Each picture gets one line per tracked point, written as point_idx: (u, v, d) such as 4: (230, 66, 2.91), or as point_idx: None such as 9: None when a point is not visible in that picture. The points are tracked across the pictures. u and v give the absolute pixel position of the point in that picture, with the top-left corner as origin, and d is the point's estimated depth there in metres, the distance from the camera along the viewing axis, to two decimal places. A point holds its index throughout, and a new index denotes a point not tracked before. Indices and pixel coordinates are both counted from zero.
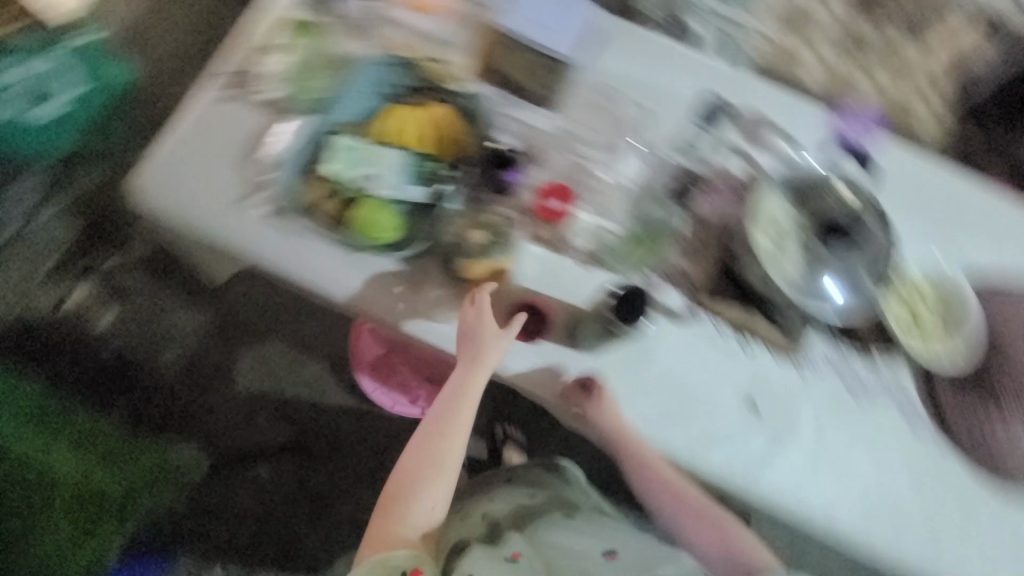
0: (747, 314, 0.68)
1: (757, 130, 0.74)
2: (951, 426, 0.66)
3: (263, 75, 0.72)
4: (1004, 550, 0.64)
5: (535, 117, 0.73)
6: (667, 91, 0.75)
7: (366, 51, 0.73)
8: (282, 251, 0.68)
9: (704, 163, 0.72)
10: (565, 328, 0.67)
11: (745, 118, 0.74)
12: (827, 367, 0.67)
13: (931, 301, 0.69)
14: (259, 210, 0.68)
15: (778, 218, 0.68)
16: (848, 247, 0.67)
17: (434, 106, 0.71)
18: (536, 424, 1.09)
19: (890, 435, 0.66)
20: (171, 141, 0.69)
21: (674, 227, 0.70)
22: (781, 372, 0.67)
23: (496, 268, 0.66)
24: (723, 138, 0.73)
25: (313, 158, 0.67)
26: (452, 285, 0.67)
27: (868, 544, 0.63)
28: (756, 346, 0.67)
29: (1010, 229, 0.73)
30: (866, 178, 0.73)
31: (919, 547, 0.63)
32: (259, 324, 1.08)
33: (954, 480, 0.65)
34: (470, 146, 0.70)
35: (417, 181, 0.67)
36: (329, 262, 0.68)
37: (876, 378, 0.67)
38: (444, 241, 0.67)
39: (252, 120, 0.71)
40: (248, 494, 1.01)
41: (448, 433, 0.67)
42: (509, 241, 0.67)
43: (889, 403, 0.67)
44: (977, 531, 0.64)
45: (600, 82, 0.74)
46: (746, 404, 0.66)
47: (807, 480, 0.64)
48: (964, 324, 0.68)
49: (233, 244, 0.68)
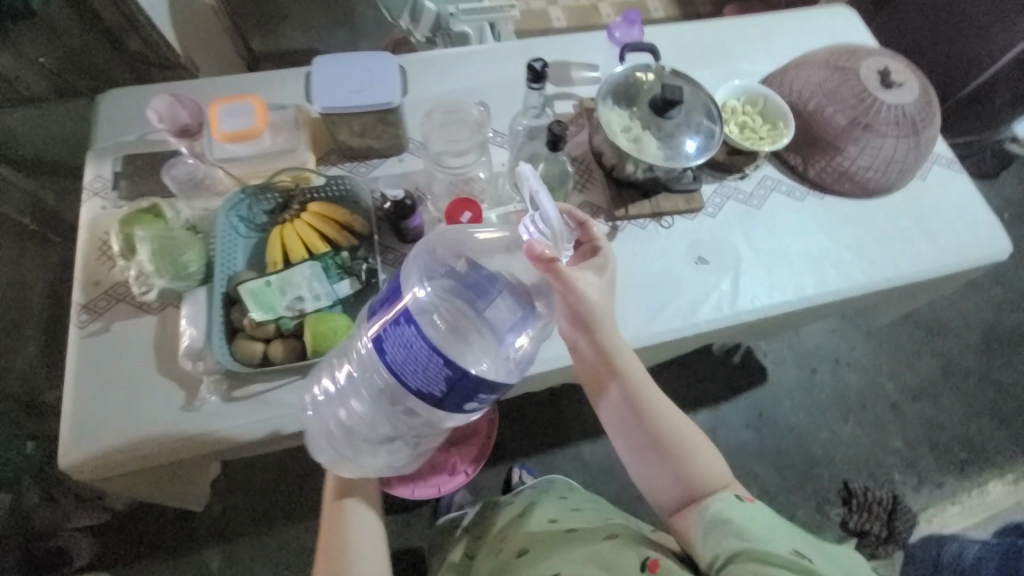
0: (393, 236, 0.90)
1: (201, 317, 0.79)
2: (628, 203, 0.96)
3: (136, 280, 0.79)
4: (698, 270, 0.94)
5: (301, 270, 0.82)
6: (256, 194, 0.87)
7: (214, 215, 0.86)
8: (151, 444, 0.76)
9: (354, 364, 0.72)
10: (632, 449, 0.77)
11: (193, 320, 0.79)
12: (720, 200, 1.01)
13: (749, 111, 1.02)
14: (201, 400, 0.77)
15: (657, 222, 0.97)
16: (669, 134, 0.91)
17: (309, 206, 0.88)
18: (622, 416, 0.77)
19: (695, 284, 0.93)
20: (98, 410, 0.77)
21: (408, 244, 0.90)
22: (700, 223, 0.98)
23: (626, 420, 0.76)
24: (406, 178, 0.95)
25: (233, 316, 0.79)
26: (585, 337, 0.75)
27: (703, 316, 0.91)
28: (670, 218, 0.97)
29: (449, 71, 1.04)
30: (612, 223, 0.96)
31: (717, 307, 0.91)
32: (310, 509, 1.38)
33: (681, 274, 0.93)
34: (347, 237, 0.87)
35: (338, 278, 0.84)
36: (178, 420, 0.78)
37: (670, 229, 0.97)
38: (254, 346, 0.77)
39: (147, 359, 0.79)
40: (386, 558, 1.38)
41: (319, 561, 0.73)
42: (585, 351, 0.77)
43: (733, 224, 1.00)
44: (699, 277, 0.94)
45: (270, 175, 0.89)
46: (699, 261, 0.95)
47: (700, 302, 0.91)
48: (782, 114, 1.01)
49: None
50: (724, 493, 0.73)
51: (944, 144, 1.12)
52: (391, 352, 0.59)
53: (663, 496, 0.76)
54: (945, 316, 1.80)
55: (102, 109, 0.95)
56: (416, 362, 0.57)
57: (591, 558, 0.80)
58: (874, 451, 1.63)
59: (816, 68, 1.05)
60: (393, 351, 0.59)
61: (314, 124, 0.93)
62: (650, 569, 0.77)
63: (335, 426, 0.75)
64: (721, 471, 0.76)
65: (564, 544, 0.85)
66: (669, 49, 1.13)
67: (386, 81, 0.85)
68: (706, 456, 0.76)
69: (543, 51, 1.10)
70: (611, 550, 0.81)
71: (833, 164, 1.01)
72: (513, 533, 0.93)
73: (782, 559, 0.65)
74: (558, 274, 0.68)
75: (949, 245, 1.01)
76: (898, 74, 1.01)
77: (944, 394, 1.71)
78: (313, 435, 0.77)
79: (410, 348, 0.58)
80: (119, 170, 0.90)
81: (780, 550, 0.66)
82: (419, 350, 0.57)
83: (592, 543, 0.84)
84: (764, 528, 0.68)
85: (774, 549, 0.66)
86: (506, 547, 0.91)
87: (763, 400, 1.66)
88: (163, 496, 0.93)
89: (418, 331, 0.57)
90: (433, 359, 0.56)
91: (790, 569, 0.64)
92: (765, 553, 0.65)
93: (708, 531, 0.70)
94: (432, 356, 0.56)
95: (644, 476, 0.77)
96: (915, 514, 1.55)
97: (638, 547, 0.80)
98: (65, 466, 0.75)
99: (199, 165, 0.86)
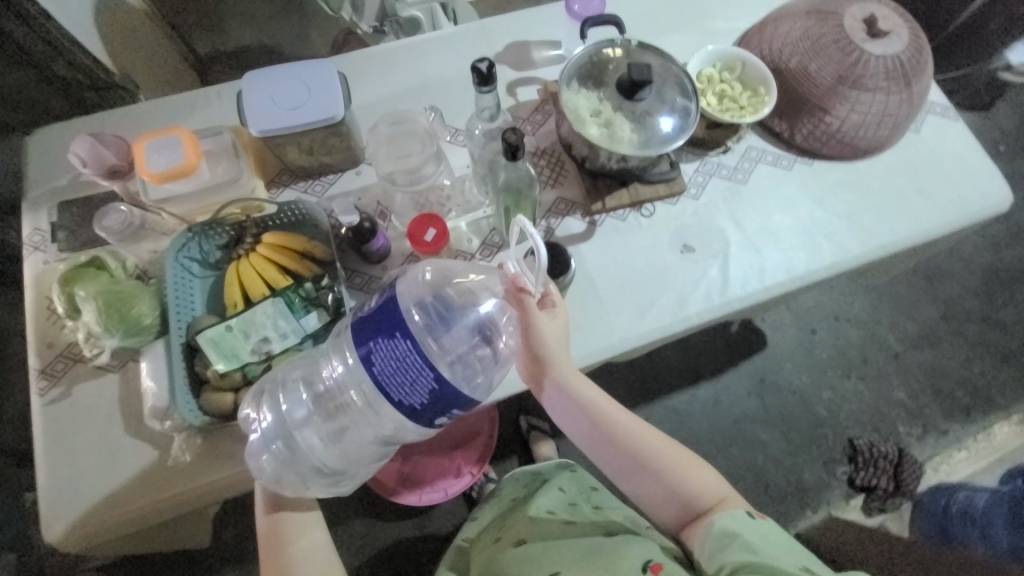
0: (358, 259, 0.85)
1: (160, 370, 0.74)
2: (605, 192, 0.90)
3: (88, 341, 0.74)
4: (681, 262, 0.89)
5: (262, 309, 0.76)
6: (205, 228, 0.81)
7: (160, 253, 0.81)
8: (127, 507, 0.72)
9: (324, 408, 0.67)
10: (613, 466, 0.77)
11: (153, 374, 0.74)
12: (703, 178, 0.95)
13: (726, 78, 0.95)
14: (174, 457, 0.74)
15: (638, 211, 0.92)
16: (642, 114, 0.83)
17: (262, 237, 0.81)
18: (599, 434, 0.76)
19: (680, 277, 0.88)
20: (68, 479, 0.73)
21: (374, 263, 0.85)
22: (684, 207, 0.93)
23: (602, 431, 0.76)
24: (365, 191, 0.88)
25: (197, 366, 0.74)
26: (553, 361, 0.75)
27: (692, 311, 0.86)
28: (650, 206, 0.92)
29: (397, 67, 0.96)
30: (588, 217, 0.91)
31: (707, 298, 0.87)
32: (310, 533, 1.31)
33: (665, 267, 0.88)
34: (309, 267, 0.81)
35: (304, 310, 0.77)
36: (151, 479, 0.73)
37: (651, 217, 0.91)
38: (220, 397, 0.72)
39: (114, 419, 0.76)
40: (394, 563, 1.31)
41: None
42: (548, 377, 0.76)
43: (719, 203, 0.94)
44: (683, 270, 0.88)
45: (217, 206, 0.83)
46: (684, 249, 0.90)
47: (688, 296, 0.87)
48: (762, 78, 0.93)
49: None
50: (729, 508, 0.71)
51: (938, 90, 1.04)
52: (378, 364, 0.58)
53: (663, 513, 0.75)
54: (946, 260, 1.71)
55: (30, 152, 0.87)
56: (404, 374, 0.56)
57: (590, 557, 0.75)
58: (879, 404, 1.56)
59: (797, 19, 0.96)
60: (382, 363, 0.57)
61: (255, 146, 0.87)
62: (652, 571, 0.71)
63: (273, 458, 0.66)
64: (720, 485, 0.74)
65: (561, 538, 0.80)
66: (632, 19, 1.05)
67: (326, 95, 0.77)
68: (698, 476, 0.74)
69: (497, 32, 1.00)
70: (612, 549, 0.75)
71: (820, 126, 0.94)
72: (509, 524, 0.87)
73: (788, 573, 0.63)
74: (531, 312, 0.71)
75: (947, 204, 0.95)
76: (885, 20, 0.92)
77: (947, 339, 1.63)
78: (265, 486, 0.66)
79: (400, 361, 0.57)
80: (57, 220, 0.84)
81: (785, 563, 0.64)
82: (412, 362, 0.56)
83: (591, 540, 0.78)
84: (770, 545, 0.66)
85: (779, 563, 0.64)
86: (502, 539, 0.85)
87: (764, 365, 1.58)
88: (164, 545, 0.89)
89: (413, 345, 0.56)
90: (426, 372, 0.56)
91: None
92: (772, 567, 0.63)
93: (713, 546, 0.68)
94: (423, 368, 0.56)
95: (640, 494, 0.76)
96: (922, 465, 1.50)
97: (642, 548, 0.74)
98: (49, 539, 0.71)
99: (134, 210, 0.78)
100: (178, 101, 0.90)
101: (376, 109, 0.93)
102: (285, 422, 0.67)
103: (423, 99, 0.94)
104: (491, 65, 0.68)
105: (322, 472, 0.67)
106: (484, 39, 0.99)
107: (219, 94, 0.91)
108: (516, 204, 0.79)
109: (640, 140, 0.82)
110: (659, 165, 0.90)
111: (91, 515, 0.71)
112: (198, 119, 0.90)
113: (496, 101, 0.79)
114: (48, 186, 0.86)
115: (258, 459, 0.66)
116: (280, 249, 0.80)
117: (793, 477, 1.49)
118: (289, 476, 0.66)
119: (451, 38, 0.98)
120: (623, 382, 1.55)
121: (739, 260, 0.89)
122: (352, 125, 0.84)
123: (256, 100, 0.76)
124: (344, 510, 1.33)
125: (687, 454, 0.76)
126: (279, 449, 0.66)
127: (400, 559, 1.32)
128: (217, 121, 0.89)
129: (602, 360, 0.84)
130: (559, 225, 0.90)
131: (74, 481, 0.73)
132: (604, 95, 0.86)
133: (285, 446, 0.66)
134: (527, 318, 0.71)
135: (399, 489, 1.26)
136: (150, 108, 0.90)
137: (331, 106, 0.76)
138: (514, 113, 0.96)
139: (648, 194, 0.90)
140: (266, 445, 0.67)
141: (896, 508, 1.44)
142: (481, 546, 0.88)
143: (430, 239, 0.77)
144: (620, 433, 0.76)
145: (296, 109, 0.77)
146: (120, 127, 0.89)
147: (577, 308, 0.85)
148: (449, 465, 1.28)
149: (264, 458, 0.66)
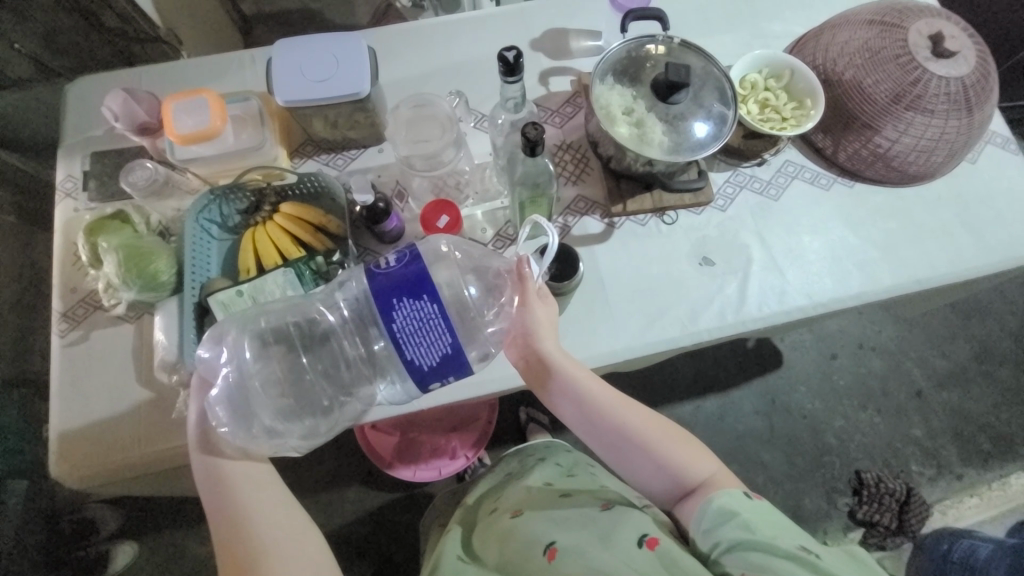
0: (371, 239, 0.85)
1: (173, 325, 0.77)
2: (629, 196, 0.88)
3: (109, 290, 0.78)
4: (694, 273, 0.86)
5: (271, 281, 0.73)
6: (225, 191, 0.82)
7: (181, 211, 0.84)
8: (132, 449, 0.75)
9: (324, 382, 0.68)
10: (607, 451, 0.71)
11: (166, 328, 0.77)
12: (732, 189, 0.91)
13: (772, 85, 0.90)
14: (176, 410, 0.77)
15: (661, 217, 0.89)
16: (675, 118, 0.79)
17: (280, 207, 0.82)
18: (592, 416, 0.70)
19: (694, 290, 0.85)
20: (79, 417, 0.77)
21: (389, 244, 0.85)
22: (708, 218, 0.89)
23: (597, 415, 0.70)
24: (387, 169, 0.88)
25: (207, 324, 0.75)
26: (550, 337, 0.70)
27: (701, 329, 0.83)
28: (674, 213, 0.89)
29: (428, 46, 0.94)
30: (607, 218, 0.89)
31: (720, 316, 0.84)
32: (306, 491, 1.36)
33: (679, 277, 0.86)
34: (325, 241, 0.81)
35: (313, 281, 0.76)
36: (156, 425, 0.76)
37: (671, 225, 0.89)
38: None
39: (126, 366, 0.79)
40: (382, 533, 1.34)
41: (229, 524, 0.61)
42: (543, 362, 0.70)
43: (746, 216, 0.90)
44: (694, 281, 0.86)
45: (238, 170, 0.84)
46: (702, 262, 0.87)
47: (700, 313, 0.84)
48: (811, 89, 0.87)
49: (266, 545, 0.60)
50: (727, 487, 0.66)
51: (1002, 120, 0.97)
52: (398, 321, 0.57)
53: (655, 489, 0.70)
54: (985, 298, 1.61)
55: (70, 100, 0.90)
56: (425, 334, 0.57)
57: (582, 526, 0.67)
58: (893, 439, 1.50)
59: (857, 28, 0.89)
60: (403, 320, 0.57)
61: (282, 115, 0.88)
62: (648, 545, 0.62)
63: (228, 414, 0.63)
64: (711, 462, 0.69)
65: (556, 507, 0.72)
66: (678, 14, 1.00)
67: (355, 71, 0.76)
68: (697, 457, 0.69)
69: (535, 15, 0.97)
70: (606, 517, 0.67)
71: (868, 146, 0.88)
72: (506, 496, 0.82)
73: (787, 553, 0.58)
74: (530, 297, 0.67)
75: (994, 242, 0.89)
76: (953, 38, 0.85)
77: (976, 382, 1.54)
78: (247, 446, 0.65)
79: (423, 322, 0.56)
80: (90, 168, 0.87)
81: (785, 542, 0.59)
82: (434, 326, 0.57)
83: (584, 509, 0.71)
84: (770, 524, 0.61)
85: (776, 542, 0.59)
86: (498, 509, 0.79)
87: (776, 386, 1.54)
88: (160, 490, 0.93)
89: (440, 310, 0.57)
90: (445, 336, 0.57)
91: (798, 566, 0.57)
92: (771, 547, 0.59)
93: (709, 522, 0.63)
94: (444, 332, 0.57)
95: (631, 473, 0.71)
96: (929, 506, 1.44)
97: (637, 519, 0.66)
98: (56, 474, 0.75)
99: (159, 168, 0.81)
100: (214, 63, 0.92)
101: (403, 87, 0.92)
102: (252, 373, 0.65)
103: (451, 81, 0.93)
104: (519, 54, 0.67)
105: (287, 436, 0.65)
106: (520, 22, 0.96)
107: (251, 58, 0.92)
108: (533, 197, 0.77)
109: (669, 147, 0.79)
110: (687, 172, 0.86)
111: (96, 454, 0.75)
112: (230, 82, 0.91)
113: (522, 91, 0.77)
114: (84, 134, 0.89)
115: (211, 409, 0.63)
116: (299, 218, 0.81)
117: (791, 502, 1.45)
118: (244, 430, 0.64)
119: (483, 20, 0.96)
120: (628, 386, 1.53)
121: (758, 278, 0.86)
122: (378, 101, 0.84)
123: (284, 70, 0.76)
124: (339, 474, 1.37)
125: (685, 434, 0.71)
126: (235, 404, 0.63)
127: (392, 528, 1.35)
128: (248, 86, 0.90)
129: (601, 365, 0.83)
130: (577, 222, 0.89)
131: (87, 418, 0.77)
132: (640, 94, 0.82)
133: (243, 399, 0.64)
134: (525, 298, 0.67)
135: (391, 464, 1.26)
136: (187, 67, 0.92)
137: (355, 80, 0.76)
138: (543, 103, 0.94)
139: (672, 199, 0.87)
140: (226, 397, 0.63)
141: (898, 547, 1.40)
142: (480, 516, 0.83)
143: (443, 225, 0.77)
144: (615, 415, 0.70)
145: (323, 82, 0.76)
146: (157, 84, 0.91)
147: (582, 311, 0.84)
148: (445, 445, 1.28)
149: (220, 410, 0.63)
